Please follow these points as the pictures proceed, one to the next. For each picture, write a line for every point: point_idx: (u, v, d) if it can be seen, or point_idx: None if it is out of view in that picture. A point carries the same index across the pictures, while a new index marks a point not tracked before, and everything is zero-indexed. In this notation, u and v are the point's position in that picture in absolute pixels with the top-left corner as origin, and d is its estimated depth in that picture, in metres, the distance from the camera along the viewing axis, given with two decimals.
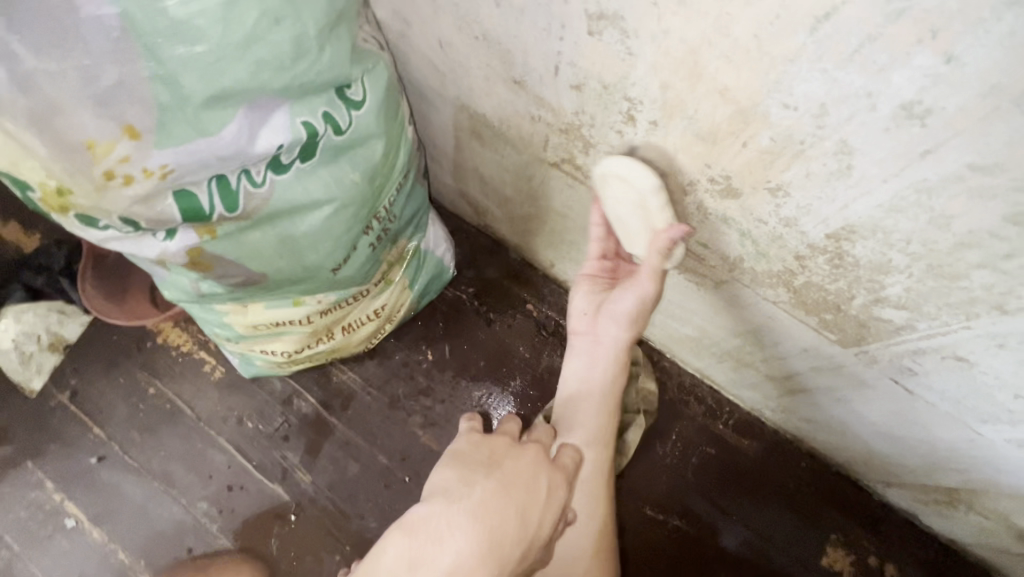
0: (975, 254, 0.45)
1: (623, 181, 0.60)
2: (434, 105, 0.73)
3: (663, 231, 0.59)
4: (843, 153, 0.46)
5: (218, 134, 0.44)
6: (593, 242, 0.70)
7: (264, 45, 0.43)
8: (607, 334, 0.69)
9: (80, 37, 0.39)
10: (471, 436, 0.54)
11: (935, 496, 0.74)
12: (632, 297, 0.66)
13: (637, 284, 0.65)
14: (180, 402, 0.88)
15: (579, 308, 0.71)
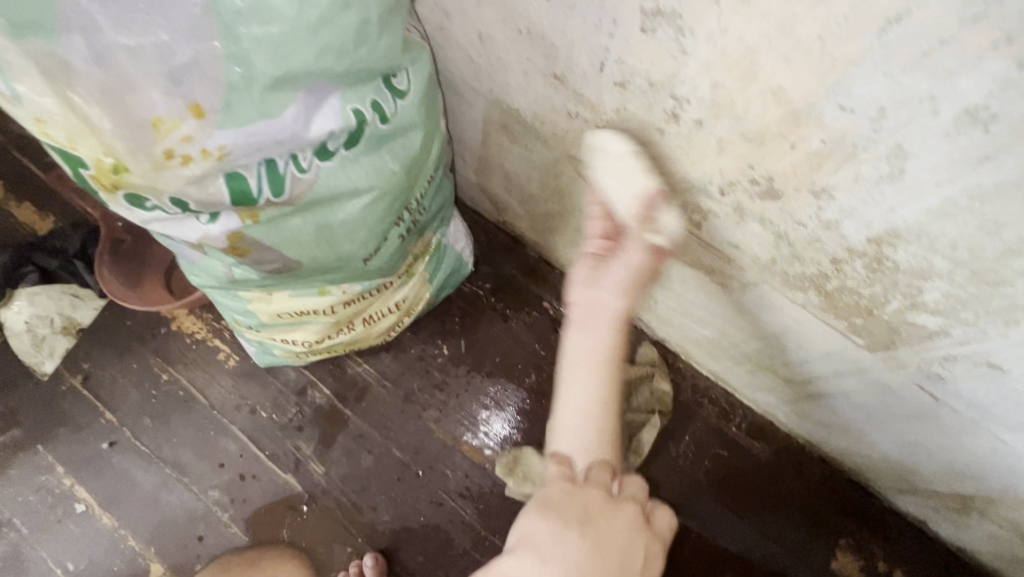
0: (1022, 262, 0.43)
1: (600, 153, 0.60)
2: (468, 99, 0.78)
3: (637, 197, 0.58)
4: (896, 158, 0.42)
5: (278, 117, 0.48)
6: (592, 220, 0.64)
7: (330, 28, 0.46)
8: (605, 303, 0.60)
9: (165, 14, 0.42)
10: (563, 484, 0.55)
11: (950, 504, 0.86)
12: (621, 269, 0.60)
13: (627, 254, 0.60)
14: (192, 389, 1.03)
15: (581, 278, 0.62)
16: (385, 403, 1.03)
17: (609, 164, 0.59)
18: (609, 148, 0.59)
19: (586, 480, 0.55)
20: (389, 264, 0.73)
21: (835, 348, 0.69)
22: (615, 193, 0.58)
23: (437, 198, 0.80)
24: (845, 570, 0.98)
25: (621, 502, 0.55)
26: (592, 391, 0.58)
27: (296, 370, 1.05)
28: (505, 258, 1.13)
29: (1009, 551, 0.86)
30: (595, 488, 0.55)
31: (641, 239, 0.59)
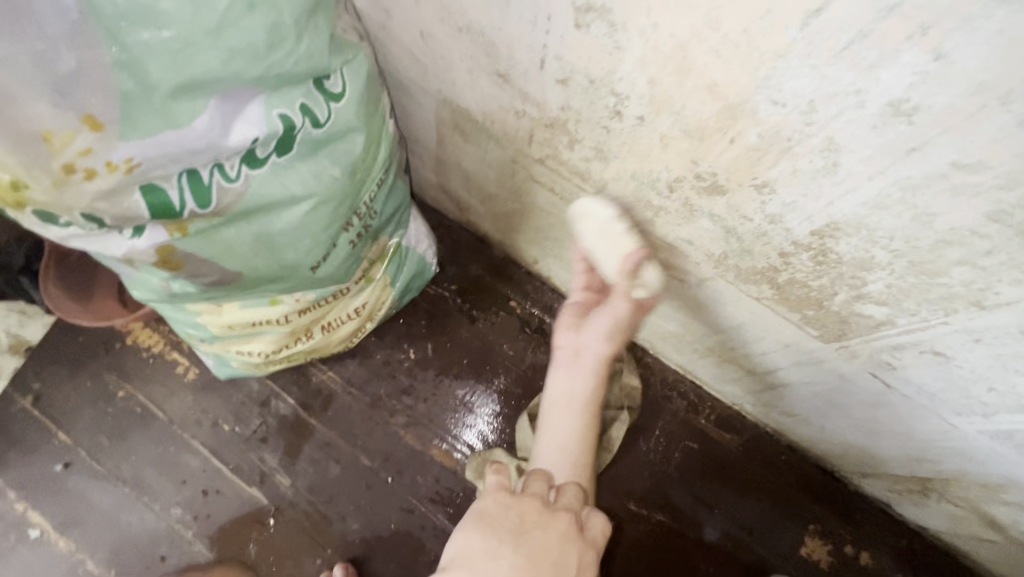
0: (957, 251, 0.43)
1: (588, 218, 0.67)
2: (419, 99, 0.77)
3: (626, 256, 0.64)
4: (829, 151, 0.42)
5: (189, 127, 0.46)
6: (576, 274, 0.74)
7: (237, 32, 0.43)
8: (588, 349, 0.70)
9: (36, 19, 0.39)
10: (502, 498, 0.59)
11: (911, 487, 0.87)
12: (606, 317, 0.69)
13: (612, 305, 0.69)
14: (150, 405, 1.00)
15: (564, 325, 0.74)
16: (352, 411, 1.02)
17: (596, 226, 0.66)
18: (592, 211, 0.67)
19: (524, 491, 0.61)
20: (341, 271, 0.72)
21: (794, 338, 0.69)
22: (606, 259, 0.66)
23: (390, 201, 0.78)
24: (814, 555, 0.99)
25: (556, 513, 0.59)
26: (567, 426, 0.68)
27: (259, 380, 1.02)
28: (471, 258, 1.11)
29: (968, 530, 0.88)
30: (533, 500, 0.60)
31: (625, 291, 0.66)
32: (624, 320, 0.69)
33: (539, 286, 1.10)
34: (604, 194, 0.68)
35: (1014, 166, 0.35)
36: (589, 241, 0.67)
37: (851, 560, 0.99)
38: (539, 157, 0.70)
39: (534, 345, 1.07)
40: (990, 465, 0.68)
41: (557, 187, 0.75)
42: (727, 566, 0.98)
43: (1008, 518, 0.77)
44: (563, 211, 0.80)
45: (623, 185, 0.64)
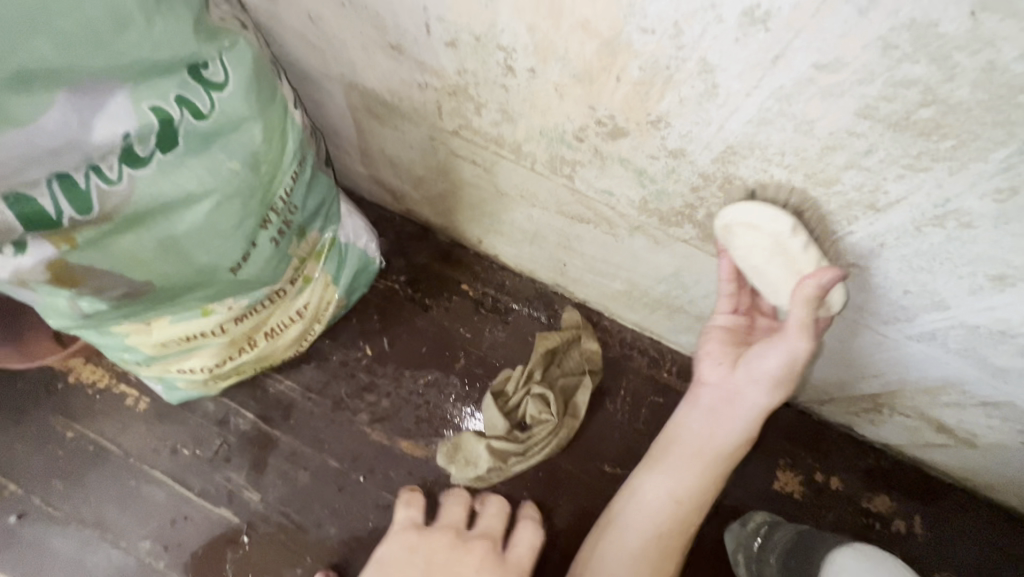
0: (841, 155, 0.44)
1: (749, 228, 0.53)
2: (327, 88, 0.75)
3: (808, 278, 0.52)
4: (706, 73, 0.42)
5: (37, 123, 0.43)
6: (722, 295, 0.69)
7: (66, 16, 0.42)
8: (746, 395, 0.66)
9: None
10: (406, 542, 0.88)
11: (865, 406, 0.90)
12: (778, 356, 0.62)
13: (788, 342, 0.60)
14: (103, 441, 0.97)
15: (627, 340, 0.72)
16: (315, 416, 1.00)
17: (764, 238, 0.53)
18: (756, 221, 0.52)
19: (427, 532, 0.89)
20: (268, 271, 0.70)
21: None
22: (777, 277, 0.56)
23: (313, 196, 0.77)
24: (787, 487, 1.02)
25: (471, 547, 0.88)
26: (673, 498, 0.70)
27: (214, 400, 1.00)
28: (417, 247, 1.10)
29: (923, 439, 0.91)
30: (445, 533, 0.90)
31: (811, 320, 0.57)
32: (798, 360, 0.61)
33: (489, 266, 1.10)
34: (521, 157, 0.68)
35: (867, 57, 0.35)
36: (755, 258, 0.56)
37: (823, 487, 1.02)
38: (453, 129, 0.70)
39: (491, 325, 1.07)
40: (926, 371, 0.70)
41: (479, 158, 0.74)
42: (706, 511, 1.00)
43: (953, 421, 0.80)
44: (491, 183, 0.80)
45: (536, 144, 0.64)
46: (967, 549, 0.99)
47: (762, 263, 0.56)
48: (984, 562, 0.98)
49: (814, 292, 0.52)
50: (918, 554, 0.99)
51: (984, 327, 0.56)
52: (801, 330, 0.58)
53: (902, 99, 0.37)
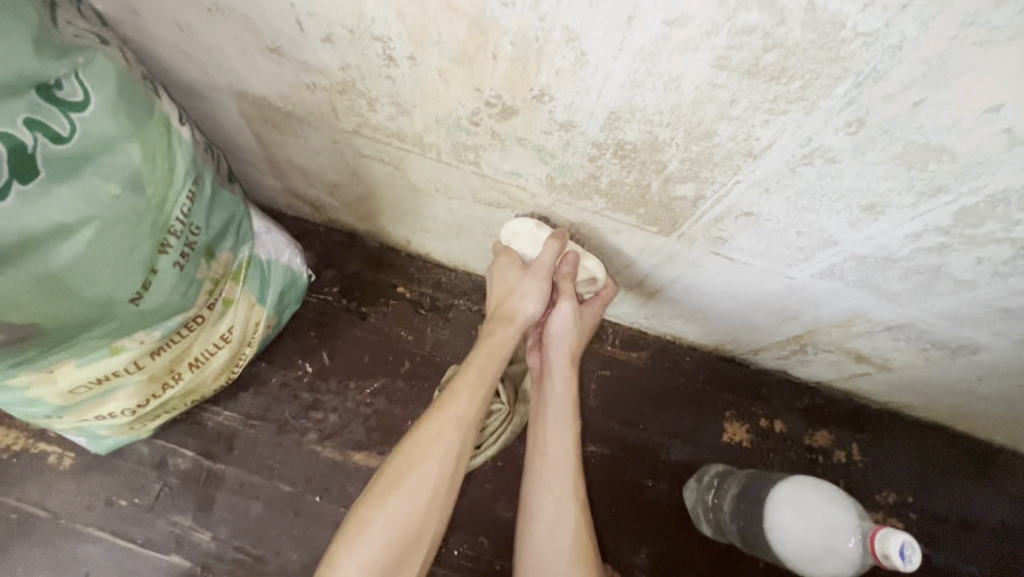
0: (711, 107, 0.46)
1: (518, 234, 0.72)
2: (216, 100, 0.72)
3: (546, 257, 0.71)
4: (573, 41, 0.43)
5: None
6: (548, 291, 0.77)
7: None
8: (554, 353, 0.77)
9: None
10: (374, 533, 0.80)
11: (792, 348, 0.95)
12: (559, 317, 0.75)
13: (560, 307, 0.74)
14: (27, 507, 0.90)
15: (515, 276, 0.74)
16: (259, 443, 0.96)
17: (528, 238, 0.73)
18: (519, 229, 0.73)
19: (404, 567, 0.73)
20: (176, 297, 0.67)
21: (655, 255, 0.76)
22: (528, 246, 0.73)
23: (217, 214, 0.73)
24: (736, 437, 1.07)
25: None
26: (551, 457, 0.75)
27: (148, 444, 0.94)
28: (347, 256, 1.08)
29: (846, 371, 0.97)
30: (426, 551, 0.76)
31: (569, 282, 0.74)
32: (572, 321, 0.75)
33: (422, 266, 1.08)
34: (425, 148, 0.68)
35: (708, 10, 0.37)
36: (531, 254, 0.74)
37: (767, 431, 1.07)
38: (352, 129, 0.68)
39: (431, 323, 1.06)
40: (833, 306, 0.75)
41: (385, 156, 0.73)
42: (663, 473, 1.03)
43: (867, 349, 0.86)
44: (403, 180, 0.79)
45: (435, 134, 0.63)
46: (901, 466, 1.06)
47: (529, 252, 0.74)
48: (918, 476, 1.06)
49: (554, 257, 0.71)
50: (859, 479, 1.05)
51: (870, 256, 0.60)
52: (565, 295, 0.74)
53: (748, 47, 0.39)
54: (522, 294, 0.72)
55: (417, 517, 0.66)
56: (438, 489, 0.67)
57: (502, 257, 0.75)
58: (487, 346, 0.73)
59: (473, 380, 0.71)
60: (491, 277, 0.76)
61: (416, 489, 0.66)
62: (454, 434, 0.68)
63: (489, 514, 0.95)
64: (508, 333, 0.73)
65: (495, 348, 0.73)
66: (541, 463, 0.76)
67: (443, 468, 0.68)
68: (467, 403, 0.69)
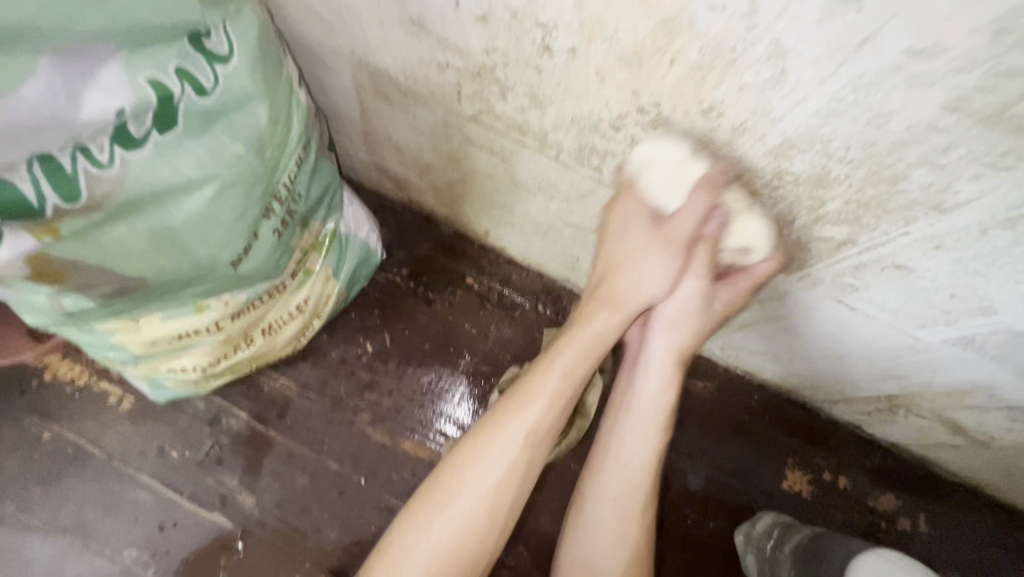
0: (915, 151, 0.41)
1: (653, 161, 0.53)
2: (333, 67, 0.70)
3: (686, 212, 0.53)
4: (776, 57, 0.39)
5: (24, 91, 0.37)
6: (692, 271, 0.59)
7: None
8: (653, 344, 0.66)
9: (93, 73, 0.40)
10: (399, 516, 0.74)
11: (880, 406, 0.89)
12: (674, 301, 0.62)
13: (682, 287, 0.61)
14: (83, 443, 0.91)
15: (634, 239, 0.59)
16: (312, 416, 0.95)
17: (667, 172, 0.52)
18: (656, 154, 0.52)
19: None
20: (269, 264, 0.65)
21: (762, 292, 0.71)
22: (659, 189, 0.55)
23: (316, 183, 0.71)
24: (795, 486, 1.01)
25: None
26: (624, 460, 0.66)
27: (204, 399, 0.94)
28: (419, 238, 1.05)
29: (934, 439, 0.91)
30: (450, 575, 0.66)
31: (704, 253, 0.58)
32: (697, 305, 0.62)
33: (494, 259, 1.04)
34: (545, 145, 0.63)
35: (973, 42, 0.32)
36: (669, 203, 0.55)
37: (830, 486, 1.01)
38: (470, 115, 0.65)
39: (495, 319, 1.02)
40: (952, 374, 0.69)
41: (496, 146, 0.69)
42: (713, 510, 0.99)
43: (970, 422, 0.79)
44: (506, 174, 0.75)
45: (564, 133, 0.59)
46: (972, 547, 0.99)
47: (664, 195, 0.55)
48: (988, 561, 0.98)
49: (699, 217, 0.52)
50: (923, 552, 0.99)
51: None
52: (696, 271, 0.59)
53: (1002, 91, 0.34)
54: (637, 269, 0.60)
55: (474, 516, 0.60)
56: (503, 498, 0.61)
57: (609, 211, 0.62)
58: (577, 336, 0.63)
59: (557, 377, 0.62)
60: (606, 230, 0.62)
61: (478, 491, 0.60)
62: (528, 443, 0.61)
63: (530, 525, 0.91)
64: (610, 321, 0.63)
65: (585, 336, 0.63)
66: (607, 469, 0.66)
67: (512, 471, 0.61)
68: (548, 409, 0.62)
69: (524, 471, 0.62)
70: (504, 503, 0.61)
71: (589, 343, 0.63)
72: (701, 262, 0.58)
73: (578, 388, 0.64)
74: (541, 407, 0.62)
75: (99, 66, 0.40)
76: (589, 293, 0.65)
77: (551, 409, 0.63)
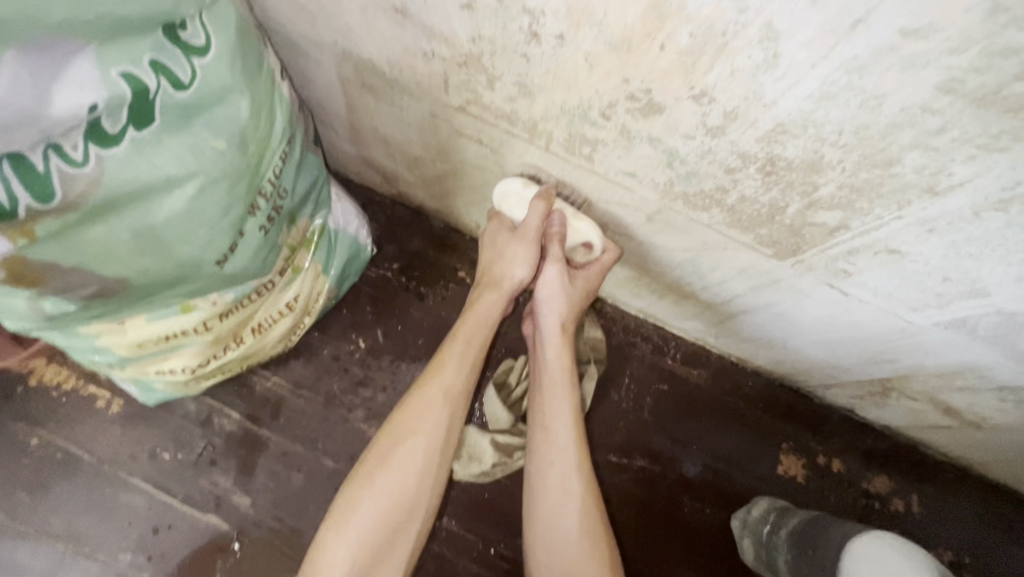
0: (908, 134, 0.40)
1: (516, 196, 0.69)
2: (316, 58, 0.68)
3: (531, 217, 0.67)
4: (769, 40, 0.38)
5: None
6: (545, 262, 0.71)
7: None
8: (544, 317, 0.75)
9: (61, 68, 0.38)
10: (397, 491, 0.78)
11: (872, 389, 0.90)
12: (548, 276, 0.71)
13: (545, 271, 0.71)
14: (73, 449, 0.89)
15: (505, 237, 0.72)
16: (306, 414, 0.94)
17: (515, 199, 0.69)
18: (507, 190, 0.69)
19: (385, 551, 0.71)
20: (257, 263, 0.63)
21: (756, 278, 0.70)
22: (516, 213, 0.70)
23: (302, 178, 0.70)
24: (790, 471, 1.02)
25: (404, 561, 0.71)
26: (553, 426, 0.73)
27: (195, 400, 0.93)
28: (410, 232, 1.04)
29: (926, 420, 0.91)
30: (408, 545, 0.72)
31: (556, 245, 0.70)
32: (560, 281, 0.71)
33: None
34: (535, 135, 0.62)
35: (968, 22, 0.32)
36: (519, 217, 0.71)
37: (824, 469, 1.02)
38: (458, 105, 0.64)
39: None
40: (945, 356, 0.69)
41: (485, 137, 0.68)
42: (709, 496, 1.00)
43: (961, 403, 0.80)
44: (495, 165, 0.74)
45: (553, 122, 0.58)
46: (963, 526, 1.00)
47: (517, 212, 0.70)
48: (979, 539, 1.00)
49: (562, 208, 0.60)
50: (915, 531, 1.00)
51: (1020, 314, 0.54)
52: (552, 257, 0.70)
53: (996, 72, 0.33)
54: (507, 260, 0.71)
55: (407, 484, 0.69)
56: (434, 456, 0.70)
57: (495, 222, 0.74)
58: (474, 312, 0.74)
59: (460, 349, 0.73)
60: (482, 241, 0.76)
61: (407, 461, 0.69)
62: (445, 404, 0.71)
63: None
64: (493, 300, 0.73)
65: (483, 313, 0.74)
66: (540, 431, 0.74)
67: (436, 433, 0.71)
68: (461, 369, 0.71)
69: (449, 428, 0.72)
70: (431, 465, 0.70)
71: (485, 320, 0.73)
72: (552, 246, 0.70)
73: (484, 353, 0.74)
74: (456, 368, 0.72)
75: (68, 60, 0.38)
76: (478, 281, 0.75)
77: (463, 370, 0.72)
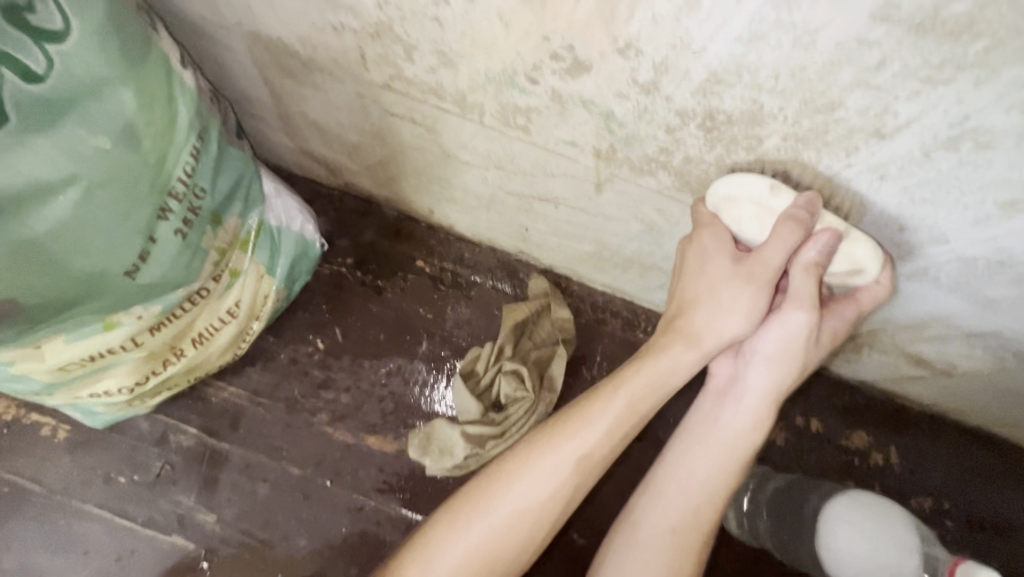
0: (847, 72, 0.37)
1: (733, 201, 0.51)
2: (226, 42, 0.63)
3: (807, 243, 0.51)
4: None
5: None
6: (788, 306, 0.55)
7: None
8: (751, 378, 0.60)
9: None
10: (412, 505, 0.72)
11: (845, 346, 0.87)
12: (771, 331, 0.57)
13: (783, 317, 0.55)
14: (22, 481, 0.85)
15: (717, 273, 0.54)
16: (267, 422, 0.90)
17: (748, 207, 0.51)
18: (734, 192, 0.51)
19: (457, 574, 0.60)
20: (178, 271, 0.60)
21: None
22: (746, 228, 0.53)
23: (225, 174, 0.65)
24: (769, 435, 1.01)
25: None
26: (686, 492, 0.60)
27: (148, 419, 0.88)
28: (362, 224, 0.99)
29: (901, 373, 0.90)
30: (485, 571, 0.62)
31: (809, 281, 0.52)
32: (798, 339, 0.56)
33: (443, 238, 0.99)
34: (467, 108, 0.58)
35: None
36: (749, 235, 0.53)
37: (803, 431, 1.01)
38: (382, 82, 0.59)
39: (453, 301, 0.97)
40: (915, 308, 0.67)
41: (417, 115, 0.63)
42: None
43: (932, 353, 0.78)
44: (435, 145, 0.70)
45: (482, 93, 0.54)
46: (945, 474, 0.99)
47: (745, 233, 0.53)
48: (962, 486, 0.99)
49: (786, 253, 0.50)
50: (896, 483, 1.00)
51: (982, 258, 0.52)
52: (800, 299, 0.53)
53: None
54: (718, 305, 0.54)
55: (512, 526, 0.56)
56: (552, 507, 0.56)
57: (701, 237, 0.55)
58: (645, 367, 0.57)
59: (619, 406, 0.57)
60: (682, 265, 0.57)
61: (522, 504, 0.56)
62: (576, 465, 0.56)
63: None
64: (683, 356, 0.56)
65: (644, 376, 0.57)
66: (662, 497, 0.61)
67: (562, 486, 0.56)
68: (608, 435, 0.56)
69: (574, 488, 0.57)
70: (548, 514, 0.56)
71: (647, 385, 0.57)
72: (790, 285, 0.54)
73: (641, 421, 0.58)
74: (601, 433, 0.56)
75: None
76: (662, 324, 0.59)
77: (610, 437, 0.57)
